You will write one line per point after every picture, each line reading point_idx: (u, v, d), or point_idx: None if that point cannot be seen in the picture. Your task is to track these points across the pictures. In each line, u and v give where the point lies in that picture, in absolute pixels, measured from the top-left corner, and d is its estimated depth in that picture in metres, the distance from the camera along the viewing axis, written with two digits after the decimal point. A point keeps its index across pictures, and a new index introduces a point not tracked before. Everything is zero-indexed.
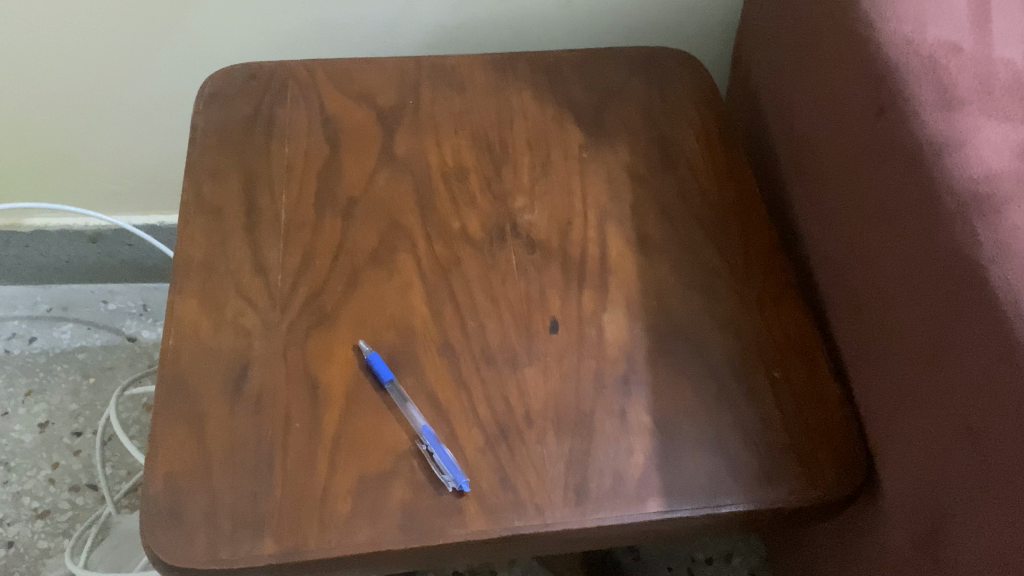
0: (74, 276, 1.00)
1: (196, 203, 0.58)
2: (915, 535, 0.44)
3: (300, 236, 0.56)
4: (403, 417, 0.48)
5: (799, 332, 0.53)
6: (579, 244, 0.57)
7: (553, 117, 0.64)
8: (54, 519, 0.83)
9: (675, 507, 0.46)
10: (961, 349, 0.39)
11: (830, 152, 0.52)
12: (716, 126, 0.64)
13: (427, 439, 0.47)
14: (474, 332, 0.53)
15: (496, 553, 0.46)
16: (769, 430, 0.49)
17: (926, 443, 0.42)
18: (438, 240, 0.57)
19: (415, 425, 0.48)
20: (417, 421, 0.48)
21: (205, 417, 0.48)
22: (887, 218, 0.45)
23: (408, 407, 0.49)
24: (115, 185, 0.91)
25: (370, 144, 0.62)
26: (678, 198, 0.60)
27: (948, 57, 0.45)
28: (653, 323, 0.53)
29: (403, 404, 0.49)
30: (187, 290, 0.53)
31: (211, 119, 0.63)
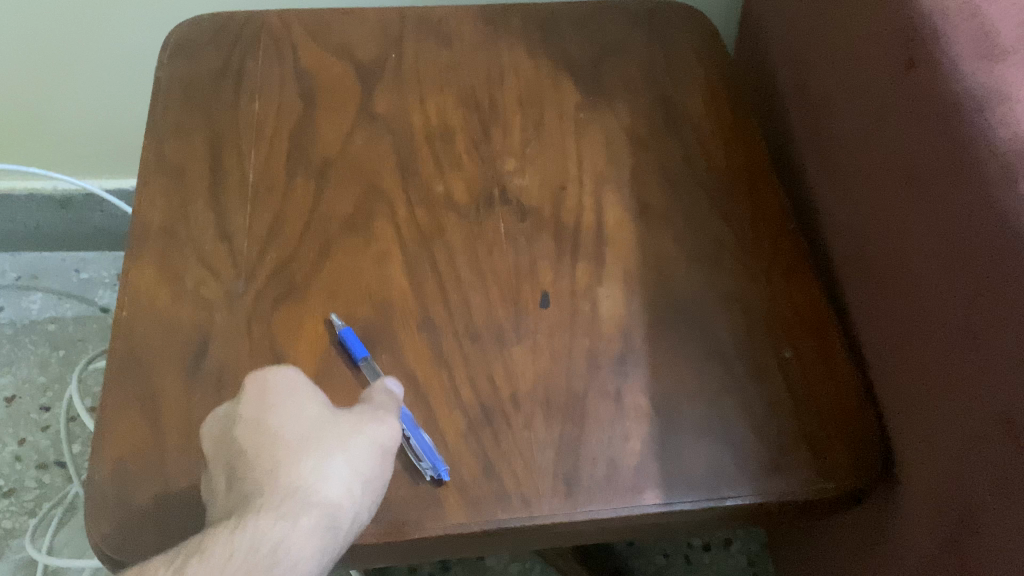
0: (45, 243, 0.95)
1: (157, 163, 0.53)
2: (937, 536, 0.39)
3: (269, 199, 0.52)
4: None
5: (810, 308, 0.49)
6: (573, 212, 0.53)
7: (547, 74, 0.59)
8: (19, 497, 0.79)
9: (674, 499, 0.42)
10: (999, 326, 0.35)
11: (850, 111, 0.47)
12: (723, 86, 0.59)
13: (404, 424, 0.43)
14: (457, 306, 0.48)
15: (478, 547, 0.43)
16: (778, 415, 0.45)
17: (951, 431, 0.38)
18: (420, 206, 0.52)
19: None
20: None
21: (160, 396, 0.44)
22: (914, 181, 0.41)
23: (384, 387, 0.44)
24: (85, 147, 0.86)
25: (348, 101, 0.57)
26: (682, 162, 0.55)
27: (988, 3, 0.40)
28: (652, 298, 0.49)
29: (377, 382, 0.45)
30: (143, 258, 0.49)
31: (176, 72, 0.58)
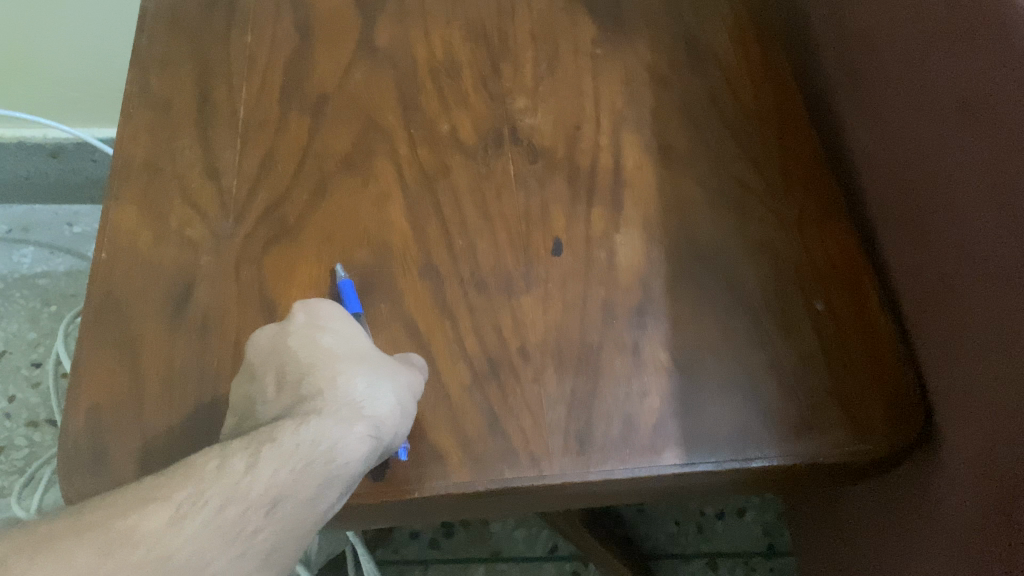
0: (36, 194, 0.91)
1: (141, 96, 0.50)
2: (974, 504, 0.36)
3: (262, 136, 0.48)
4: None
5: (844, 258, 0.45)
6: (588, 153, 0.49)
7: (561, 7, 0.55)
8: (9, 455, 0.77)
9: (695, 460, 0.39)
10: None
11: (893, 42, 0.43)
12: (751, 22, 0.55)
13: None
14: (462, 252, 0.45)
15: (481, 508, 0.40)
16: (809, 371, 0.41)
17: (998, 390, 0.34)
18: (424, 145, 0.48)
19: None
20: None
21: (140, 342, 0.41)
22: (967, 115, 0.37)
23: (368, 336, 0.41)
24: (75, 92, 0.82)
25: (347, 32, 0.53)
26: (706, 102, 0.51)
27: None
28: (673, 246, 0.45)
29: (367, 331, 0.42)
30: (125, 196, 0.45)
31: (163, 0, 0.54)
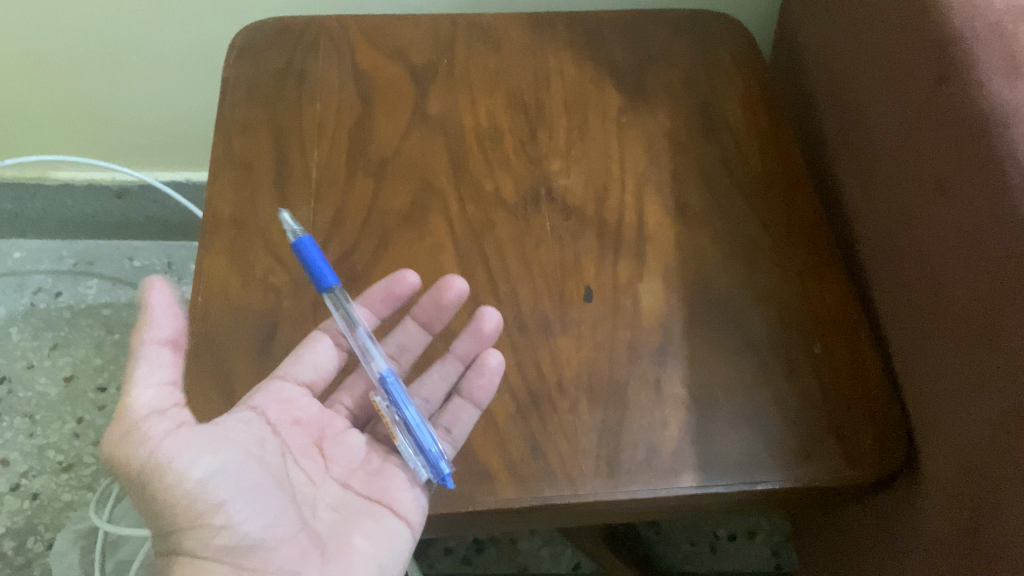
0: (100, 231, 1.00)
1: (226, 158, 0.57)
2: (957, 523, 0.42)
3: (331, 195, 0.55)
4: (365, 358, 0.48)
5: (841, 306, 0.51)
6: (615, 211, 0.56)
7: (591, 79, 0.62)
8: (78, 472, 0.84)
9: (708, 482, 0.45)
10: (1019, 328, 0.37)
11: (884, 121, 0.50)
12: (759, 93, 0.62)
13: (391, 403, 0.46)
14: (506, 297, 0.51)
15: (523, 522, 0.46)
16: (808, 406, 0.48)
17: (973, 427, 0.40)
18: (471, 203, 0.55)
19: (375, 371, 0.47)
20: (377, 366, 0.47)
21: (233, 374, 0.48)
22: (944, 192, 0.43)
23: (353, 328, 0.47)
24: (143, 139, 0.90)
25: (403, 102, 0.60)
26: (719, 166, 0.58)
27: (1016, 22, 0.42)
28: (690, 294, 0.52)
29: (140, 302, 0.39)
30: (215, 246, 0.53)
31: (242, 72, 0.62)
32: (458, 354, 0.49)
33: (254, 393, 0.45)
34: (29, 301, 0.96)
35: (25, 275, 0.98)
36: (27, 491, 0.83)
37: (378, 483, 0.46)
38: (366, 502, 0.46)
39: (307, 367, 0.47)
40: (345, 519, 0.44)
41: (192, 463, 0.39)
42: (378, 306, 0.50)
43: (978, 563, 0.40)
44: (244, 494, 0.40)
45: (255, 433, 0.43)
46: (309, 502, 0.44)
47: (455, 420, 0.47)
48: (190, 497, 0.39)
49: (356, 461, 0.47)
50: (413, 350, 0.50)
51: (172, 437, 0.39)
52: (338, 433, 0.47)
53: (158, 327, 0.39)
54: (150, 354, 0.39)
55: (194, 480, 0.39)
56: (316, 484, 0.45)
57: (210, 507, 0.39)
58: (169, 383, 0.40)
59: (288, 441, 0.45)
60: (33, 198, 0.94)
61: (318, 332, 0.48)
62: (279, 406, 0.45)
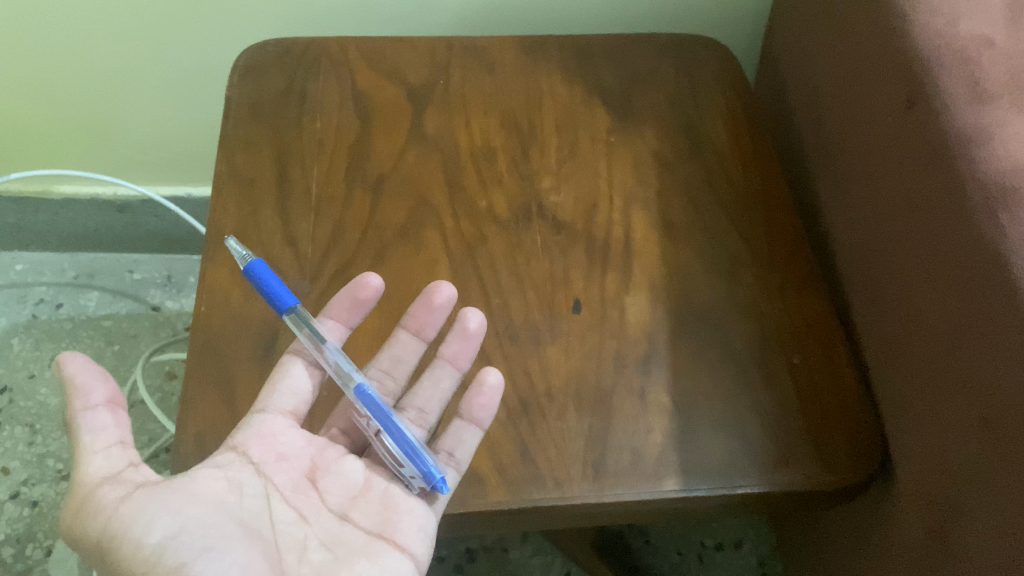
0: (101, 244, 1.02)
1: (228, 173, 0.59)
2: (931, 527, 0.43)
3: (331, 209, 0.57)
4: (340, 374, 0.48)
5: (819, 319, 0.53)
6: (604, 227, 0.58)
7: (581, 101, 0.65)
8: None
9: (691, 487, 0.47)
10: (983, 340, 0.39)
11: (859, 143, 0.52)
12: (743, 115, 0.65)
13: (371, 415, 0.48)
14: (498, 308, 0.54)
15: (513, 523, 0.48)
16: (787, 414, 0.50)
17: (944, 436, 0.42)
18: (465, 218, 0.58)
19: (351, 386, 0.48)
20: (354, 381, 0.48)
21: (235, 381, 0.49)
22: (913, 211, 0.45)
23: (321, 347, 0.49)
24: (146, 155, 0.93)
25: (400, 121, 0.63)
26: (704, 185, 0.60)
27: (980, 51, 0.44)
28: (674, 306, 0.54)
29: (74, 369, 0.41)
30: (218, 258, 0.55)
31: (245, 91, 0.64)
32: (448, 357, 0.51)
33: (235, 433, 0.45)
34: (30, 312, 0.98)
35: (27, 287, 1.00)
36: (27, 499, 0.84)
37: (378, 515, 0.46)
38: (364, 538, 0.45)
39: (286, 395, 0.48)
40: (340, 555, 0.44)
41: (147, 526, 0.38)
42: (346, 316, 0.51)
43: (951, 564, 0.41)
44: (204, 551, 0.38)
45: (229, 479, 0.43)
46: (297, 544, 0.43)
47: (456, 443, 0.47)
48: (148, 563, 0.38)
49: (353, 491, 0.47)
50: (405, 358, 0.52)
51: (125, 501, 0.39)
52: (332, 463, 0.47)
53: (88, 393, 0.40)
54: (89, 423, 0.40)
55: (152, 544, 0.38)
56: (308, 520, 0.44)
57: (169, 570, 0.37)
58: (118, 445, 0.40)
59: (273, 479, 0.45)
60: (36, 212, 0.96)
61: (289, 357, 0.49)
62: (262, 442, 0.45)
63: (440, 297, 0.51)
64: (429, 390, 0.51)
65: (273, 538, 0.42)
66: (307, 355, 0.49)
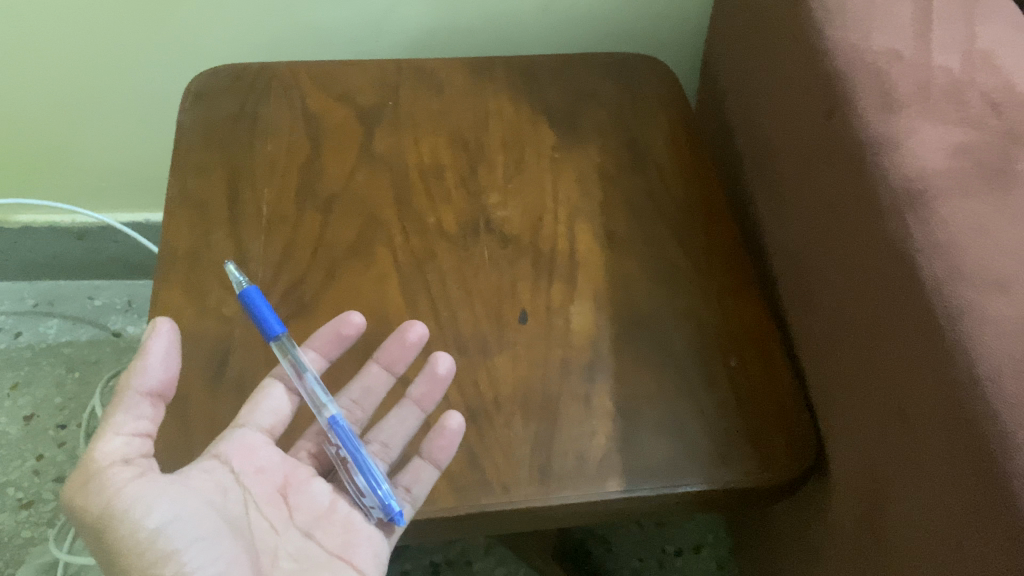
0: (61, 272, 1.02)
1: (181, 197, 0.61)
2: (862, 518, 0.45)
3: (282, 229, 0.59)
4: (314, 403, 0.49)
5: (756, 324, 0.56)
6: (549, 240, 0.60)
7: (527, 119, 0.67)
8: (38, 508, 0.85)
9: (634, 486, 0.48)
10: (894, 335, 0.41)
11: (787, 153, 0.54)
12: (683, 130, 0.67)
13: (341, 444, 0.49)
14: (447, 322, 0.55)
15: (462, 529, 0.49)
16: (725, 415, 0.52)
17: (868, 428, 0.44)
18: (414, 234, 0.59)
19: (323, 415, 0.49)
20: (326, 411, 0.49)
21: (187, 399, 0.50)
22: (835, 216, 0.47)
23: (301, 374, 0.49)
24: (104, 182, 0.93)
25: (350, 142, 0.64)
26: (645, 196, 0.63)
27: (890, 63, 0.47)
28: (617, 314, 0.56)
29: (142, 349, 0.42)
30: (171, 281, 0.56)
31: (197, 116, 0.66)
32: (415, 398, 0.51)
33: (218, 442, 0.46)
34: None
35: None
36: None
37: (339, 537, 0.47)
38: (326, 556, 0.46)
39: (265, 414, 0.48)
40: (304, 568, 0.45)
41: (148, 510, 0.39)
42: (328, 347, 0.52)
43: (879, 551, 0.43)
44: (195, 542, 0.40)
45: (216, 481, 0.44)
46: (269, 551, 0.44)
47: (415, 479, 0.48)
48: (142, 546, 0.39)
49: (319, 510, 0.48)
50: (376, 390, 0.52)
51: (134, 485, 0.40)
52: (303, 481, 0.48)
53: (146, 377, 0.41)
54: (130, 404, 0.41)
55: (148, 528, 0.39)
56: (279, 531, 0.46)
57: (162, 555, 0.39)
58: (141, 433, 0.42)
59: (250, 489, 0.45)
60: None
61: (270, 379, 0.49)
62: (244, 454, 0.46)
63: (412, 335, 0.52)
64: (394, 426, 0.51)
65: (251, 541, 0.44)
66: (286, 379, 0.49)
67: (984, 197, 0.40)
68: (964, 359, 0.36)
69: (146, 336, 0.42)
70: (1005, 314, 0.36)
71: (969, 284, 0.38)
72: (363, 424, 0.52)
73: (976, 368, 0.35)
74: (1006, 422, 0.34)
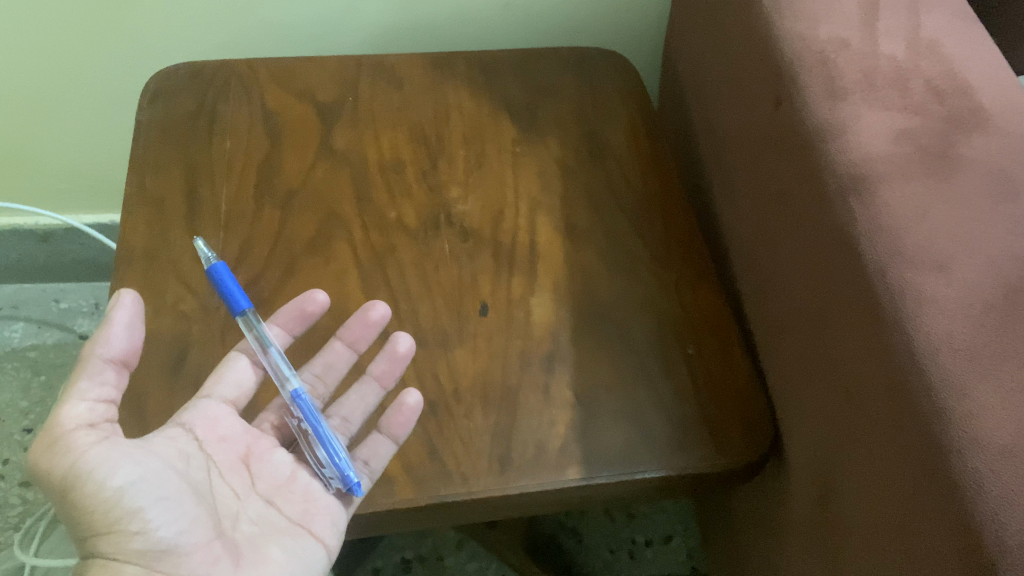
0: (26, 275, 1.01)
1: (139, 195, 0.60)
2: (816, 500, 0.46)
3: (241, 225, 0.58)
4: (276, 377, 0.49)
5: (714, 312, 0.56)
6: (509, 232, 0.60)
7: (487, 113, 0.67)
8: (5, 513, 0.85)
9: (593, 475, 0.49)
10: (840, 318, 0.41)
11: (741, 142, 0.55)
12: (643, 123, 0.68)
13: (302, 417, 0.48)
14: (407, 315, 0.55)
15: (424, 521, 0.49)
16: (683, 402, 0.52)
17: (819, 409, 0.45)
18: (374, 229, 0.59)
19: (285, 388, 0.49)
20: (288, 384, 0.49)
21: (145, 396, 0.50)
22: (785, 202, 0.48)
23: (265, 348, 0.49)
24: (66, 184, 0.92)
25: (310, 138, 0.64)
26: (605, 188, 0.63)
27: (837, 52, 0.48)
28: (577, 305, 0.56)
29: (106, 319, 0.42)
30: (128, 279, 0.56)
31: (156, 115, 0.65)
32: (376, 374, 0.51)
33: (182, 412, 0.46)
34: None
35: None
36: None
37: (299, 504, 0.47)
38: (286, 522, 0.46)
39: (229, 386, 0.49)
40: (266, 532, 0.45)
41: (113, 470, 0.39)
42: (290, 326, 0.52)
43: (833, 530, 0.44)
44: (159, 501, 0.39)
45: (179, 448, 0.43)
46: (231, 514, 0.44)
47: (373, 453, 0.49)
48: (107, 504, 0.38)
49: (279, 480, 0.48)
50: (337, 367, 0.52)
51: (100, 447, 0.39)
52: (265, 452, 0.48)
53: (112, 344, 0.41)
54: (94, 370, 0.41)
55: (113, 487, 0.38)
56: (240, 497, 0.45)
57: (127, 513, 0.38)
58: (106, 399, 0.41)
59: (213, 457, 0.45)
60: None
61: (234, 353, 0.49)
62: (207, 424, 0.46)
63: (374, 315, 0.53)
64: (354, 402, 0.52)
65: (214, 505, 0.43)
66: (251, 354, 0.50)
67: (925, 180, 0.41)
68: (904, 337, 0.36)
69: (111, 307, 0.42)
70: (943, 292, 0.37)
71: (909, 264, 0.38)
72: (326, 401, 0.52)
73: (914, 345, 0.36)
74: (942, 397, 0.34)
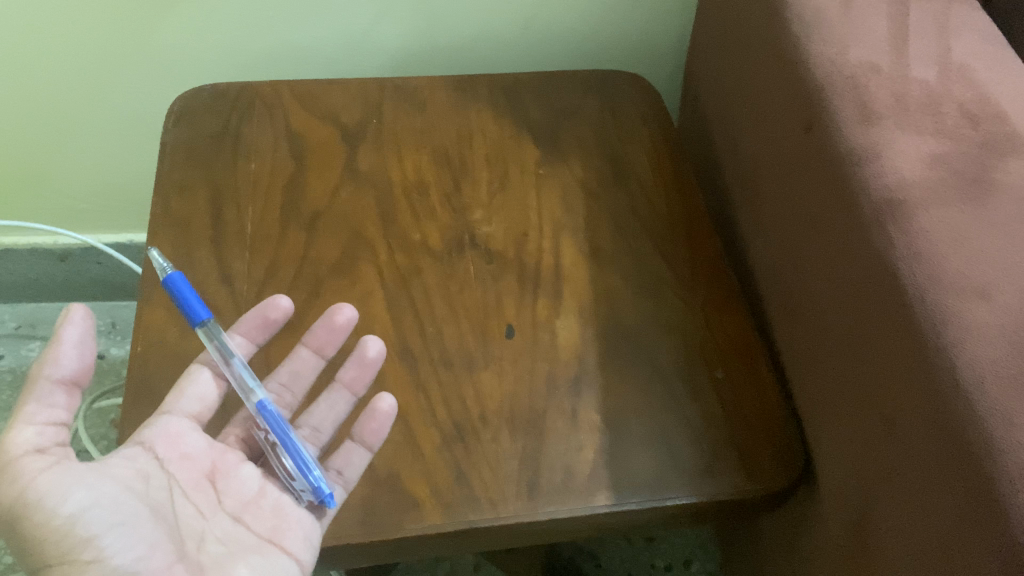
0: (43, 294, 1.02)
1: (164, 216, 0.60)
2: (850, 527, 0.45)
3: (266, 248, 0.58)
4: (242, 390, 0.49)
5: (740, 335, 0.56)
6: (533, 255, 0.60)
7: (510, 135, 0.67)
8: None
9: (622, 501, 0.48)
10: (879, 344, 0.41)
11: (769, 165, 0.55)
12: (665, 145, 0.68)
13: (270, 429, 0.48)
14: (433, 337, 0.55)
15: (450, 547, 0.49)
16: (711, 426, 0.52)
17: (854, 435, 0.44)
18: (399, 251, 0.59)
19: (251, 401, 0.48)
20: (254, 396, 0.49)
21: None
22: (817, 225, 0.48)
23: (228, 360, 0.49)
24: (83, 204, 0.93)
25: (333, 160, 0.64)
26: (628, 211, 0.63)
27: (868, 76, 0.48)
28: (602, 328, 0.56)
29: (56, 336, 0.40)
30: (154, 300, 0.56)
31: (180, 136, 0.66)
32: (344, 382, 0.51)
33: (142, 430, 0.44)
34: None
35: None
36: None
37: (269, 521, 0.46)
38: (255, 540, 0.45)
39: (191, 401, 0.48)
40: (233, 551, 0.43)
41: (64, 496, 0.37)
42: (254, 334, 0.52)
43: (867, 559, 0.43)
44: (115, 526, 0.38)
45: (137, 469, 0.42)
46: (195, 535, 0.43)
47: (346, 462, 0.49)
48: (59, 533, 0.37)
49: (247, 497, 0.46)
50: (304, 375, 0.52)
51: (50, 473, 0.38)
52: (231, 467, 0.47)
53: (60, 365, 0.39)
54: (42, 392, 0.39)
55: (64, 514, 0.37)
56: (206, 516, 0.44)
57: (80, 541, 0.37)
58: (57, 422, 0.40)
59: (175, 476, 0.44)
60: None
61: (195, 366, 0.49)
62: (167, 441, 0.45)
63: (341, 319, 0.52)
64: (323, 410, 0.51)
65: (176, 526, 0.42)
66: (213, 366, 0.50)
67: (962, 206, 0.41)
68: (947, 365, 0.36)
69: (59, 324, 0.40)
70: (985, 319, 0.36)
71: (948, 290, 0.38)
72: (294, 410, 0.52)
73: (959, 374, 0.35)
74: (989, 427, 0.34)
